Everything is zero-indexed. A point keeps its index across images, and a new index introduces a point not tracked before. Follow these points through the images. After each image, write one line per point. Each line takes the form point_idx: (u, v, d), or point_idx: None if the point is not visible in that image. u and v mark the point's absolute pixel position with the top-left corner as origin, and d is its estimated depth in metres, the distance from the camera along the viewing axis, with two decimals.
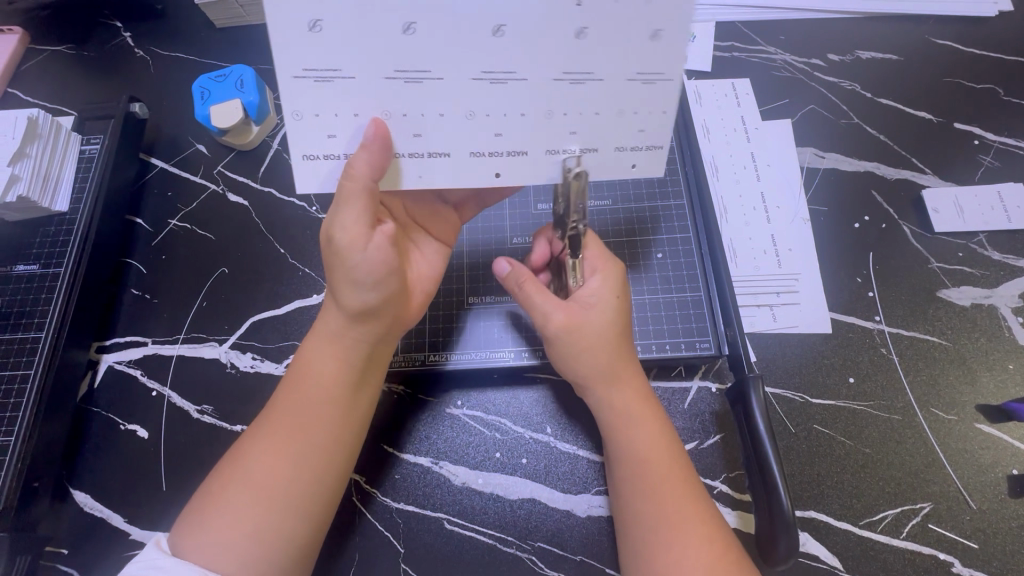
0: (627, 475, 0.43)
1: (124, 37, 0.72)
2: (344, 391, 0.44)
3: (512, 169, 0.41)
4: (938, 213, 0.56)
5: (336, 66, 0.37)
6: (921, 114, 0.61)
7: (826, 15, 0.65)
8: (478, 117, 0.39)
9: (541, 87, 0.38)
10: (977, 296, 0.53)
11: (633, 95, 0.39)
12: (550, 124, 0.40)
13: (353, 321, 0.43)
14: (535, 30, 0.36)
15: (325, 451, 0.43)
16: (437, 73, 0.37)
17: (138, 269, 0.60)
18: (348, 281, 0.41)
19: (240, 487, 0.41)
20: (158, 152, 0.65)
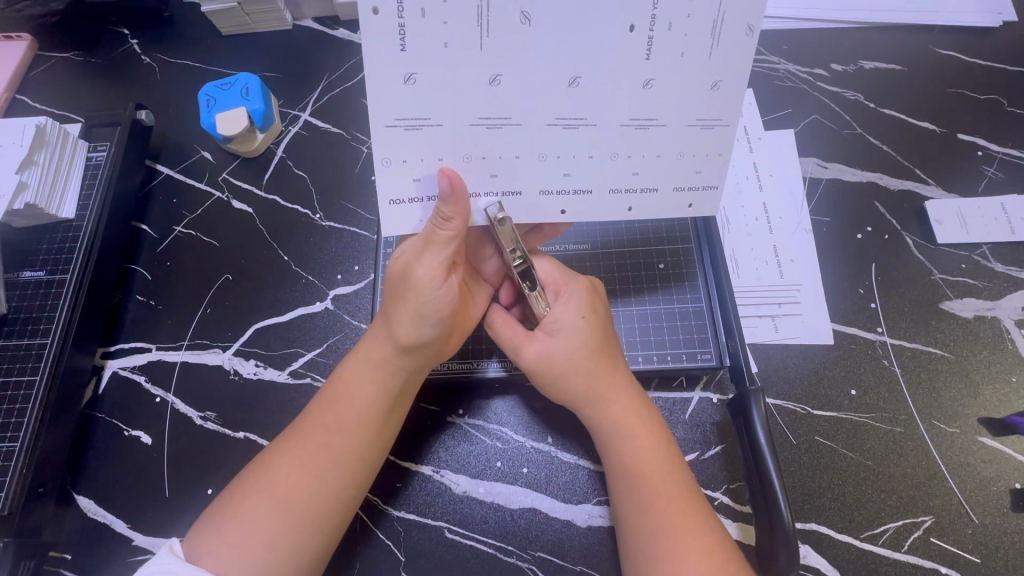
0: (626, 483, 0.43)
1: (131, 44, 0.73)
2: (384, 416, 0.45)
3: (579, 207, 0.43)
4: (940, 225, 0.56)
5: (426, 116, 0.38)
6: (925, 124, 0.61)
7: (829, 25, 0.65)
8: (553, 159, 0.40)
9: (607, 134, 0.40)
10: (980, 308, 0.53)
11: (692, 139, 0.40)
12: (616, 166, 0.41)
13: (403, 350, 0.44)
14: (607, 83, 0.38)
15: (355, 472, 0.44)
16: (516, 119, 0.38)
17: (143, 276, 0.61)
18: (412, 316, 0.43)
19: (262, 499, 0.42)
20: (163, 159, 0.66)
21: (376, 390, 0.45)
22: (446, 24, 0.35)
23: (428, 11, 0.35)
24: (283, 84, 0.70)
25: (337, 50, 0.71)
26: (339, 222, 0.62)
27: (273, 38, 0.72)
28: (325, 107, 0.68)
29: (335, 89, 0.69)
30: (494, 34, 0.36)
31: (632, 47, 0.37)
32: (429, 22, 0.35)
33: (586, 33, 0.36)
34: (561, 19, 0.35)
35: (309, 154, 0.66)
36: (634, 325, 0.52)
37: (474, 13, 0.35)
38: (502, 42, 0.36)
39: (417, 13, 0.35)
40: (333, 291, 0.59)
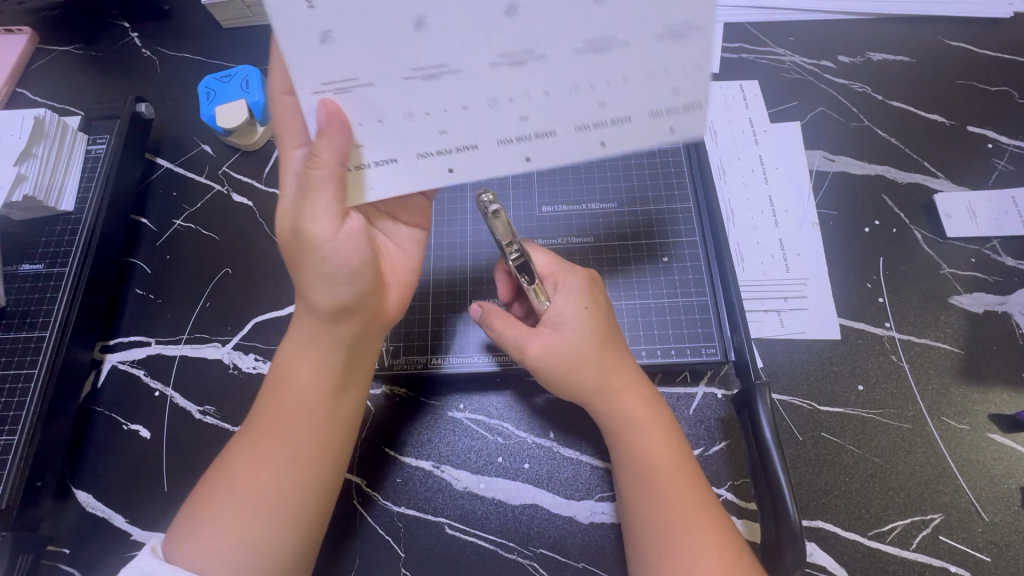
0: (641, 479, 0.42)
1: (131, 38, 0.73)
2: (326, 397, 0.43)
3: (546, 153, 0.38)
4: (949, 218, 0.55)
5: (353, 75, 0.34)
6: (933, 116, 0.60)
7: (836, 16, 0.65)
8: (505, 104, 0.35)
9: (559, 65, 0.34)
10: (989, 303, 0.52)
11: (656, 51, 0.34)
12: (579, 100, 0.36)
13: (323, 319, 0.41)
14: (547, 9, 0.32)
15: (308, 458, 0.43)
16: (454, 64, 0.34)
17: (142, 269, 0.60)
18: (316, 279, 0.39)
19: (228, 493, 0.41)
20: (164, 152, 0.66)
21: (315, 372, 0.43)
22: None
23: None
24: None
25: None
26: None
27: None
28: None
29: None
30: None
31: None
32: None
33: None
34: None
35: None
36: (637, 319, 0.51)
37: None
38: None
39: None
40: None
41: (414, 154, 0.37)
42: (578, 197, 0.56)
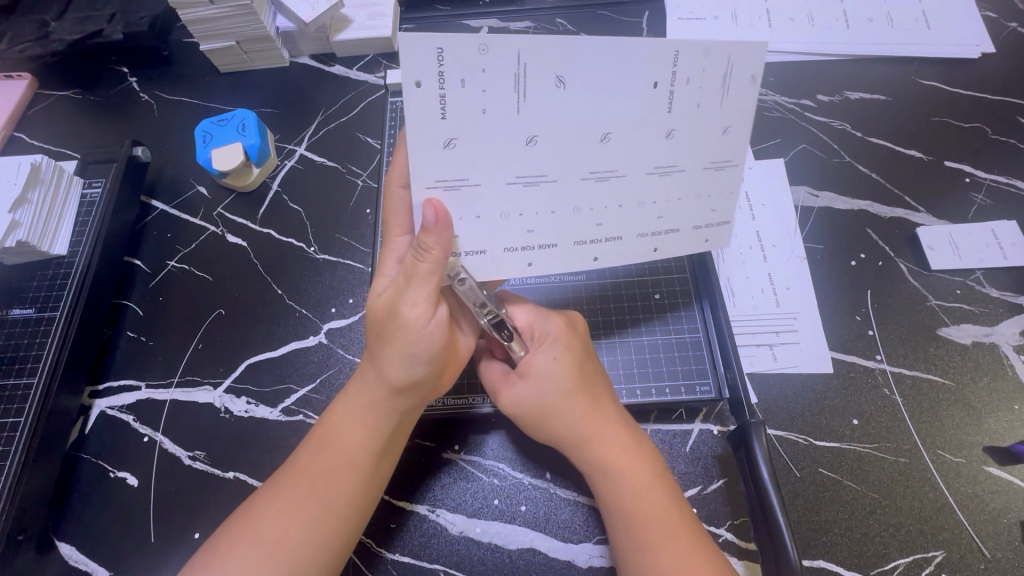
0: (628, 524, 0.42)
1: (130, 83, 0.75)
2: (376, 459, 0.44)
3: (610, 253, 0.43)
4: (933, 251, 0.56)
5: (465, 177, 0.38)
6: (912, 152, 0.62)
7: (812, 59, 0.68)
8: (584, 211, 0.41)
9: (634, 181, 0.40)
10: (977, 333, 0.53)
11: (710, 182, 0.41)
12: (642, 212, 0.42)
13: (396, 393, 0.43)
14: (635, 138, 0.38)
15: (342, 520, 0.42)
16: (549, 176, 0.39)
17: (134, 312, 0.60)
18: (401, 357, 0.41)
19: (249, 550, 0.40)
20: (159, 195, 0.66)
21: (370, 431, 0.44)
22: (486, 73, 0.35)
23: (468, 82, 0.35)
24: (279, 119, 0.71)
25: (334, 87, 0.73)
26: (334, 255, 0.62)
27: (272, 76, 0.74)
28: (321, 141, 0.69)
29: (331, 124, 0.70)
30: (529, 100, 0.36)
31: (654, 102, 0.37)
32: (469, 91, 0.35)
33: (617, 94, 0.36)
34: (591, 80, 0.36)
35: (304, 188, 0.66)
36: (631, 356, 0.51)
37: (512, 79, 0.35)
38: (537, 106, 0.36)
39: (457, 85, 0.35)
40: (327, 324, 0.59)
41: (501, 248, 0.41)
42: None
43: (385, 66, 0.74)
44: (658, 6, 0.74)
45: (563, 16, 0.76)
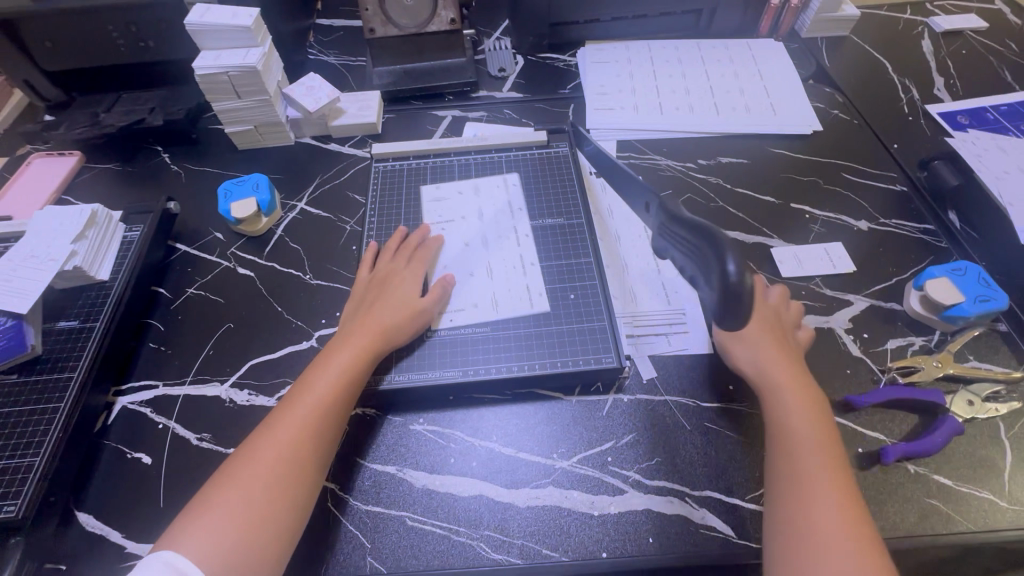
0: (794, 497, 0.51)
1: (162, 157, 0.94)
2: (332, 412, 0.57)
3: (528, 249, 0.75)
4: (782, 264, 0.75)
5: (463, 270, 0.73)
6: (767, 198, 0.83)
7: (693, 135, 0.92)
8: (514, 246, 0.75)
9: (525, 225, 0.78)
10: (818, 321, 0.70)
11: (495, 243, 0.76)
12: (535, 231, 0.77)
13: (355, 331, 0.62)
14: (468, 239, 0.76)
15: (305, 467, 0.54)
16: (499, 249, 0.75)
17: (156, 327, 0.73)
18: (360, 295, 0.68)
19: (244, 475, 0.52)
20: (183, 240, 0.83)
21: (333, 390, 0.58)
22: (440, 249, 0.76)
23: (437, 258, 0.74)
24: (286, 183, 0.90)
25: (330, 159, 0.93)
26: (326, 280, 0.77)
27: (280, 151, 0.94)
28: (317, 197, 0.87)
29: (326, 184, 0.89)
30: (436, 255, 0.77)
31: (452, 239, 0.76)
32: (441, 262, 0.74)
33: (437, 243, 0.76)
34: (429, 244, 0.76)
35: (303, 231, 0.83)
36: (557, 342, 0.66)
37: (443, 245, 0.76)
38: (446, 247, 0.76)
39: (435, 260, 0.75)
40: (318, 332, 0.72)
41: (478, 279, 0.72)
42: (536, 272, 0.72)
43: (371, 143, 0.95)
44: (580, 102, 1.00)
45: (509, 107, 1.00)
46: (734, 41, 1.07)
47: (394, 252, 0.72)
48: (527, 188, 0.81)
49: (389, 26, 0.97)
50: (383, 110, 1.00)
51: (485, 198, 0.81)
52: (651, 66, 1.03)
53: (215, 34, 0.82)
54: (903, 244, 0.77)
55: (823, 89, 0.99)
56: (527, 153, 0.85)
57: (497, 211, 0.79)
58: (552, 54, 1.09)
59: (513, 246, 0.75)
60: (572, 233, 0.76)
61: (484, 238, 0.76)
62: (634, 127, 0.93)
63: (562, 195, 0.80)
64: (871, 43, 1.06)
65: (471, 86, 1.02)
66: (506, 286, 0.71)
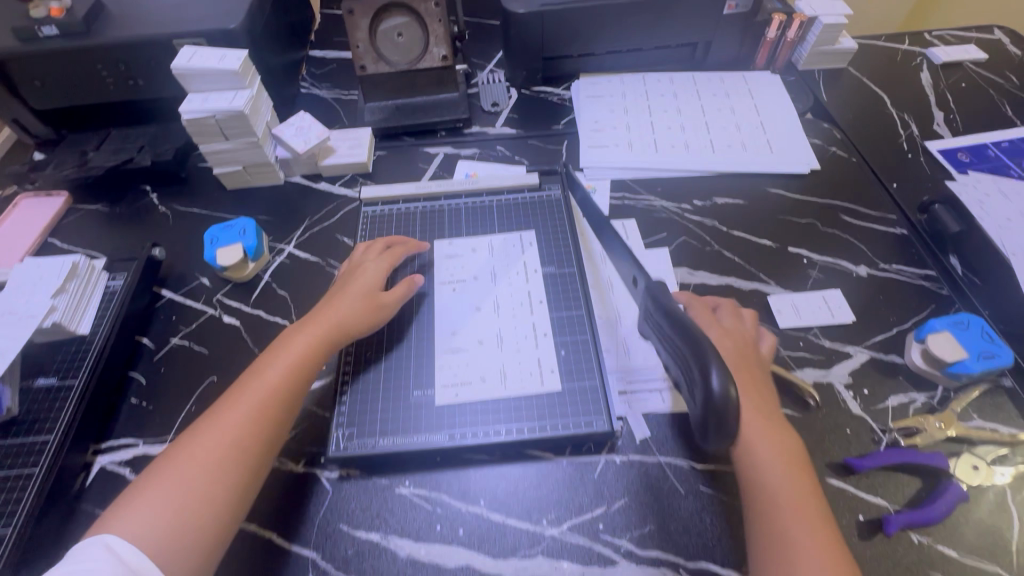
0: (763, 516, 0.53)
1: (150, 198, 0.93)
2: (281, 399, 0.58)
3: (542, 319, 0.68)
4: (780, 313, 0.73)
5: (468, 346, 0.66)
6: (763, 241, 0.82)
7: (688, 174, 0.90)
8: (525, 313, 0.69)
9: (538, 289, 0.71)
10: (817, 375, 0.68)
11: (505, 310, 0.69)
12: (548, 297, 0.70)
13: (315, 318, 0.64)
14: (479, 306, 0.69)
15: (250, 449, 0.55)
16: (511, 317, 0.68)
17: (139, 381, 0.72)
18: (330, 289, 0.69)
19: (186, 456, 0.54)
20: (168, 285, 0.81)
21: (283, 377, 0.59)
22: (452, 316, 0.69)
23: (447, 328, 0.68)
24: (274, 225, 0.88)
25: (320, 199, 0.92)
26: None
27: (270, 190, 0.93)
28: (306, 241, 0.86)
29: (316, 226, 0.88)
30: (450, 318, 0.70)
31: (464, 304, 0.70)
32: (452, 332, 0.67)
33: (450, 311, 0.69)
34: (443, 308, 0.70)
35: (291, 277, 0.81)
36: (545, 402, 0.62)
37: (455, 310, 0.69)
38: (457, 315, 0.69)
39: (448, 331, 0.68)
40: None
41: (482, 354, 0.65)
42: (549, 344, 0.66)
43: (362, 183, 0.94)
44: (574, 139, 0.98)
45: (502, 144, 0.98)
46: (731, 73, 1.05)
47: (364, 248, 0.74)
48: (517, 232, 0.77)
49: (380, 63, 0.96)
50: (374, 147, 0.99)
51: (500, 257, 0.74)
52: (645, 101, 1.01)
53: (202, 77, 0.81)
54: (903, 292, 0.75)
55: (820, 125, 0.97)
56: (518, 195, 0.83)
57: (511, 273, 0.72)
58: (546, 88, 1.07)
59: (527, 314, 0.68)
60: (565, 282, 0.72)
61: (496, 302, 0.70)
62: (628, 165, 0.91)
63: (554, 241, 0.76)
64: (868, 77, 1.05)
65: (463, 122, 1.01)
66: (517, 361, 0.65)
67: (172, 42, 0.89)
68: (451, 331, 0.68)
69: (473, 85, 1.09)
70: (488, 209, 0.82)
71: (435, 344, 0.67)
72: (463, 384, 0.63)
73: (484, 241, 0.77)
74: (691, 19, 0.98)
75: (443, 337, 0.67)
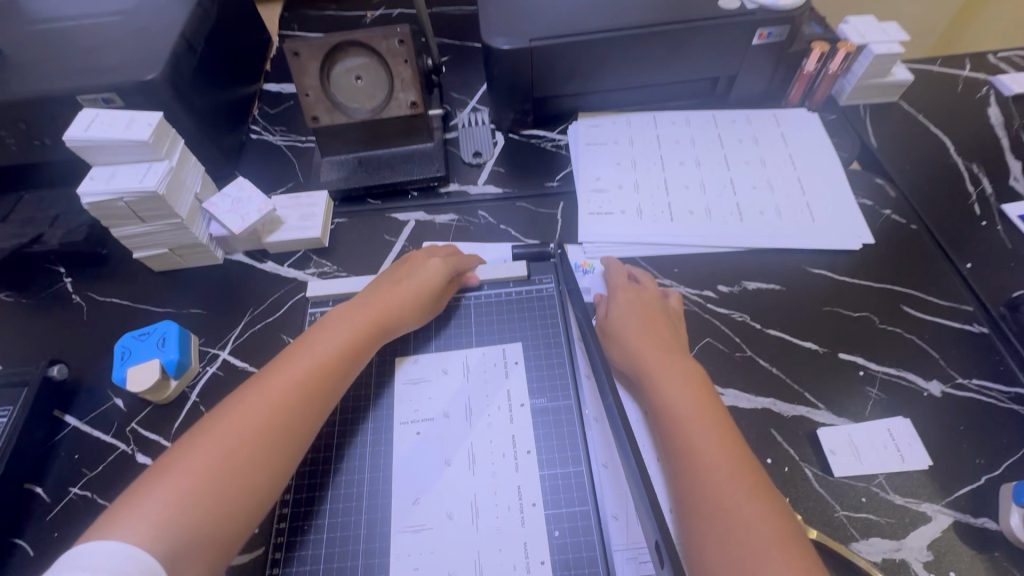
0: (688, 461, 0.49)
1: (64, 283, 0.77)
2: (329, 384, 0.54)
3: (528, 478, 0.54)
4: (834, 455, 0.57)
5: (435, 524, 0.52)
6: (809, 344, 0.65)
7: (712, 249, 0.74)
8: (508, 469, 0.55)
9: (525, 432, 0.57)
10: (887, 549, 0.52)
11: (483, 465, 0.55)
12: (538, 444, 0.56)
13: (367, 305, 0.60)
14: (450, 460, 0.55)
15: (287, 440, 0.50)
16: (489, 476, 0.54)
17: (25, 551, 0.57)
18: (383, 273, 0.65)
19: (218, 438, 0.48)
20: (74, 409, 0.66)
21: (335, 361, 0.55)
22: (414, 476, 0.55)
23: (409, 494, 0.54)
24: (207, 321, 0.73)
25: (264, 284, 0.76)
26: None
27: (205, 272, 0.77)
28: (245, 344, 0.70)
29: (257, 324, 0.72)
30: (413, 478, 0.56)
31: (431, 458, 0.56)
32: (415, 502, 0.53)
33: (413, 470, 0.55)
34: (404, 463, 0.56)
35: (223, 396, 0.66)
36: None
37: (418, 467, 0.55)
38: (420, 475, 0.55)
39: (411, 500, 0.53)
40: None
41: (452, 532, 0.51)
42: (538, 518, 0.52)
43: (316, 261, 0.78)
44: (571, 199, 0.82)
45: (485, 208, 0.82)
46: (759, 111, 0.88)
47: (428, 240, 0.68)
48: (502, 347, 0.63)
49: (336, 112, 0.79)
50: (332, 213, 0.82)
51: (477, 384, 0.60)
52: (657, 149, 0.84)
53: (106, 149, 0.65)
54: (989, 421, 0.59)
55: (872, 179, 0.80)
56: (503, 290, 0.68)
57: (491, 410, 0.58)
58: (539, 132, 0.90)
59: (510, 471, 0.54)
60: (559, 422, 0.57)
61: (472, 453, 0.56)
62: (637, 238, 0.75)
63: (545, 360, 0.62)
64: (926, 112, 0.87)
65: (438, 181, 0.84)
66: (496, 546, 0.51)
67: (76, 97, 0.72)
68: (415, 498, 0.54)
69: (452, 128, 0.92)
70: (465, 310, 0.66)
71: (392, 517, 0.53)
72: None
73: (459, 360, 0.62)
74: (714, 49, 0.81)
75: (403, 508, 0.53)
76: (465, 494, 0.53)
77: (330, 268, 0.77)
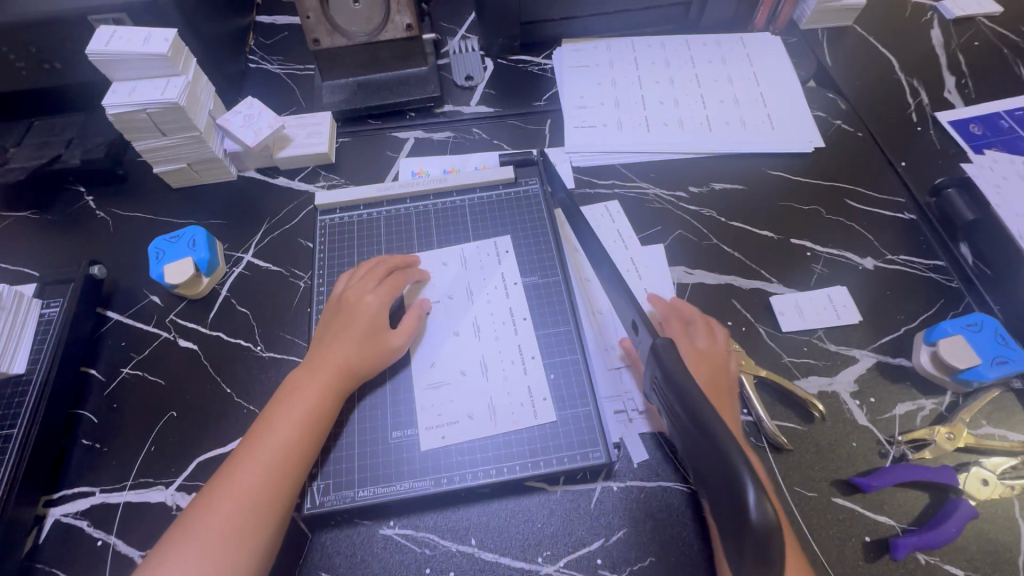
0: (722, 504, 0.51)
1: (86, 201, 0.83)
2: (301, 446, 0.54)
3: (527, 340, 0.63)
4: (783, 315, 0.68)
5: (450, 378, 0.61)
6: (764, 232, 0.76)
7: (683, 157, 0.82)
8: (508, 336, 0.64)
9: (520, 304, 0.66)
10: (822, 383, 0.64)
11: (487, 332, 0.64)
12: (532, 315, 0.65)
13: (319, 363, 0.58)
14: (459, 331, 0.65)
15: (268, 510, 0.50)
16: (493, 339, 0.64)
17: (89, 419, 0.65)
18: (328, 315, 0.63)
19: (203, 525, 0.49)
20: (115, 305, 0.73)
21: (297, 433, 0.54)
22: (431, 345, 0.64)
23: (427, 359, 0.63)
24: (228, 230, 0.79)
25: (278, 196, 0.82)
26: (278, 352, 0.69)
27: (221, 187, 0.83)
28: (266, 248, 0.78)
29: (276, 231, 0.79)
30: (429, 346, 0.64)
31: (443, 331, 0.65)
32: (433, 365, 0.62)
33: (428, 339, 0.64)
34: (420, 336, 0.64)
35: (251, 292, 0.74)
36: (535, 434, 0.58)
37: (433, 338, 0.64)
38: (436, 343, 0.64)
39: (429, 363, 0.63)
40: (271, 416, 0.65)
41: (466, 383, 0.61)
42: (538, 369, 0.62)
43: (324, 176, 0.84)
44: (557, 116, 0.89)
45: (478, 126, 0.89)
46: (727, 36, 0.95)
47: (360, 270, 0.66)
48: (498, 237, 0.72)
49: (335, 35, 0.84)
50: (335, 133, 0.88)
51: (477, 270, 0.69)
52: (634, 71, 0.91)
53: (129, 63, 0.69)
54: (911, 286, 0.70)
55: (825, 95, 0.89)
56: (493, 192, 0.76)
57: (491, 288, 0.67)
58: (525, 57, 0.96)
59: (510, 335, 0.64)
60: (550, 294, 0.67)
61: (477, 322, 0.65)
62: (617, 148, 0.83)
63: (534, 247, 0.71)
64: (876, 35, 0.96)
65: (434, 101, 0.90)
66: (504, 391, 0.60)
67: (87, 17, 0.75)
68: (430, 357, 0.63)
69: (444, 54, 0.97)
70: (464, 211, 0.75)
71: (414, 377, 0.62)
72: (449, 424, 0.59)
73: (461, 248, 0.71)
74: None
75: (425, 367, 0.62)
76: (472, 355, 0.63)
77: (338, 181, 0.84)
